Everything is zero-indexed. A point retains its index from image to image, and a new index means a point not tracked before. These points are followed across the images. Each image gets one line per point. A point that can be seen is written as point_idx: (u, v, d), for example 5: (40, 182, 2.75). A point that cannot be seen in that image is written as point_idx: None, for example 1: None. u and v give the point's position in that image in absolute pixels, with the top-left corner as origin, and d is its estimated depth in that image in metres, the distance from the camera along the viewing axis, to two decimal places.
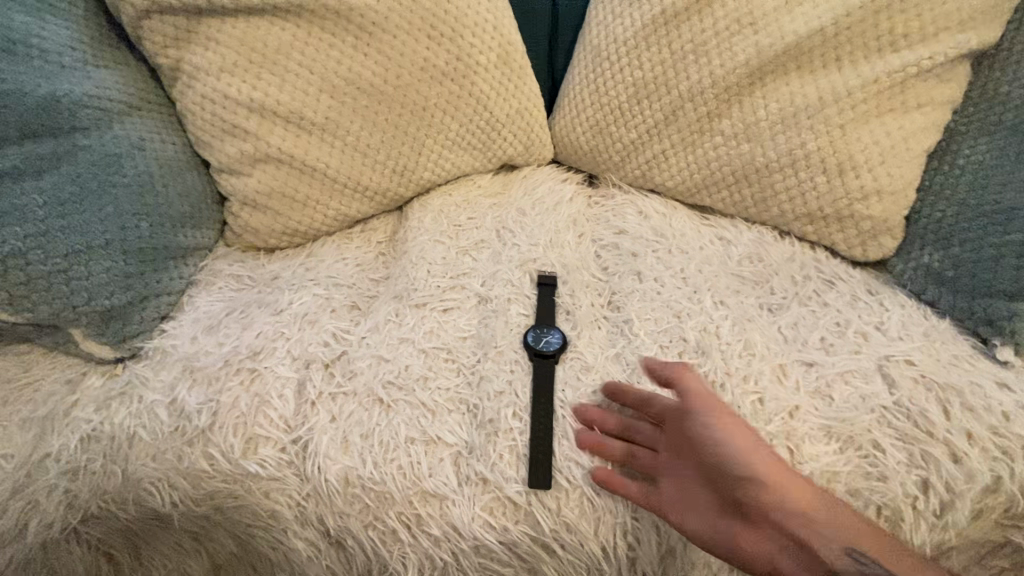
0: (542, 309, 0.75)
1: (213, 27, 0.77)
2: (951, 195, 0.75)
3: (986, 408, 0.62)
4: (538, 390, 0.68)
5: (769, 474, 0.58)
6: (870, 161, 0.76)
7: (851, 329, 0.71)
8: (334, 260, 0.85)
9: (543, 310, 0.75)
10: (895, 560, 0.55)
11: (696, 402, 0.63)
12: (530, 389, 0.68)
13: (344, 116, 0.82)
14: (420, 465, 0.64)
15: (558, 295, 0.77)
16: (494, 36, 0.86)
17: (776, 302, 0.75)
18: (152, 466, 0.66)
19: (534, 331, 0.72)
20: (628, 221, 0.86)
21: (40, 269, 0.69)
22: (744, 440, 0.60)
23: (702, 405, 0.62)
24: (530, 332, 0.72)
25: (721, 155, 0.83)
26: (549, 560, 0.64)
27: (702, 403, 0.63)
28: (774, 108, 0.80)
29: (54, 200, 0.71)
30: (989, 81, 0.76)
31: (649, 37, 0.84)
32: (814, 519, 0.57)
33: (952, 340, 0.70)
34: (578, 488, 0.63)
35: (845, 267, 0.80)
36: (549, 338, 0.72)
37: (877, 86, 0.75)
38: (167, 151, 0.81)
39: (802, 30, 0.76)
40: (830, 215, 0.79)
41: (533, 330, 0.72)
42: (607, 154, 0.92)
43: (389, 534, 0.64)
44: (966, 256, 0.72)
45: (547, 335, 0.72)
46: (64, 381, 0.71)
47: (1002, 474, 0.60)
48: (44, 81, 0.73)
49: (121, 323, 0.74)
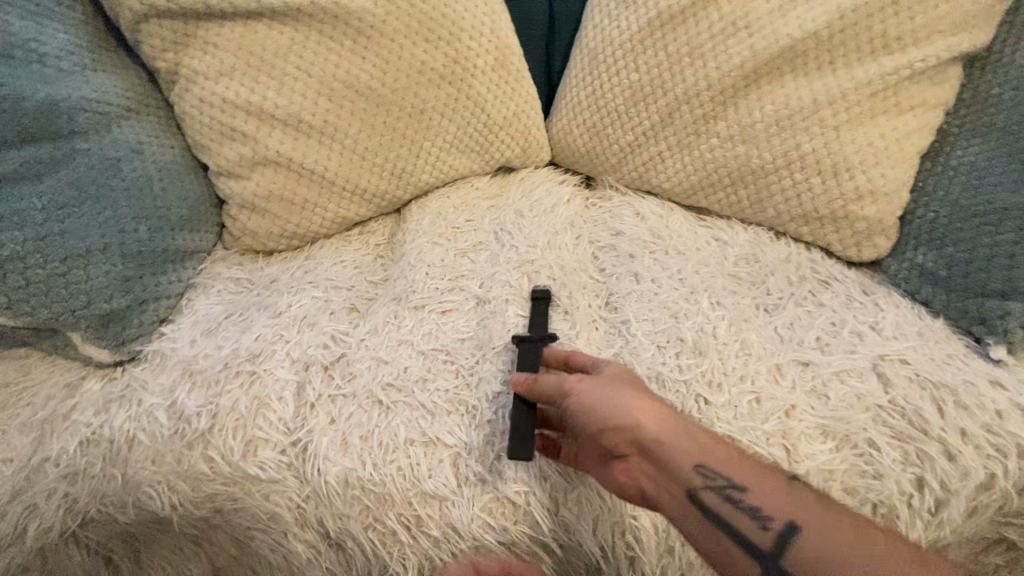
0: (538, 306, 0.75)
1: (211, 31, 0.77)
2: (944, 196, 0.76)
3: (980, 406, 0.63)
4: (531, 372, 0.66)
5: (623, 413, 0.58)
6: (864, 162, 0.77)
7: (846, 329, 0.71)
8: (332, 262, 0.85)
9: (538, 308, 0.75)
10: (731, 460, 0.58)
11: (551, 382, 0.61)
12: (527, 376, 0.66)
13: (342, 119, 0.82)
14: (420, 466, 0.64)
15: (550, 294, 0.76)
16: (491, 39, 0.86)
17: (772, 302, 0.76)
18: (152, 469, 0.66)
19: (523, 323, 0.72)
20: (625, 223, 0.87)
21: (40, 273, 0.69)
22: (594, 394, 0.60)
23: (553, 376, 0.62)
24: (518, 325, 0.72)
25: (717, 156, 0.84)
26: (549, 559, 0.65)
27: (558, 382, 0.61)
28: (769, 110, 0.80)
29: (52, 204, 0.71)
30: (982, 83, 0.77)
31: (645, 40, 0.85)
32: (665, 446, 0.58)
33: (946, 339, 0.70)
34: (576, 489, 0.63)
35: (840, 267, 0.81)
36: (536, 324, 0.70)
37: (871, 88, 0.76)
38: (165, 154, 0.81)
39: (796, 33, 0.77)
40: (825, 216, 0.80)
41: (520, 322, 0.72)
42: (604, 156, 0.92)
43: (389, 536, 0.64)
44: (960, 256, 0.73)
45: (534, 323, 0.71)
46: (63, 386, 0.71)
47: (995, 471, 0.60)
48: (42, 86, 0.73)
49: (121, 326, 0.74)
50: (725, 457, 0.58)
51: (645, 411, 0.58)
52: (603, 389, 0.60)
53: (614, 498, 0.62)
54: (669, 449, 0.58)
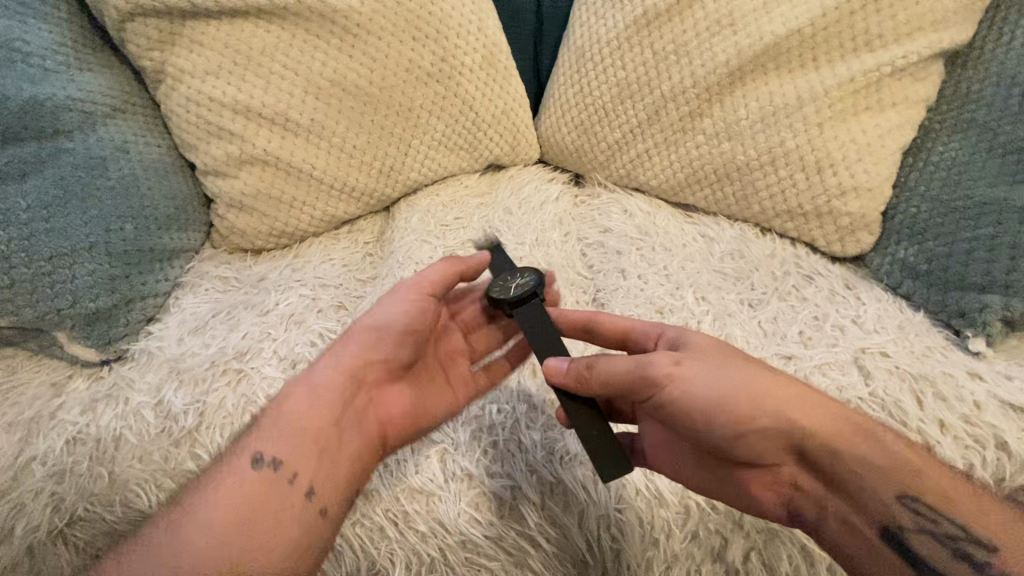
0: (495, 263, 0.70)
1: (198, 30, 0.77)
2: (925, 191, 0.77)
3: (958, 397, 0.64)
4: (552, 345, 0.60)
5: (754, 407, 0.53)
6: (847, 158, 0.78)
7: (828, 323, 0.72)
8: (321, 261, 0.85)
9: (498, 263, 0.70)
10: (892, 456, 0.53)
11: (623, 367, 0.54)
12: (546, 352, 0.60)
13: (330, 117, 0.82)
14: (406, 462, 0.66)
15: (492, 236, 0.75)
16: (479, 37, 0.87)
17: (756, 297, 0.76)
18: (139, 468, 0.66)
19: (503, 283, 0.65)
20: (612, 220, 0.87)
21: (25, 273, 0.69)
22: (702, 382, 0.53)
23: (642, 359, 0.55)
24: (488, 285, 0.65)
25: (702, 154, 0.85)
26: (536, 553, 0.63)
27: (653, 368, 0.54)
28: (754, 107, 0.81)
29: (37, 202, 0.71)
30: (962, 79, 0.78)
31: (631, 38, 0.85)
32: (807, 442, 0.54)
33: (927, 332, 0.71)
34: (561, 483, 0.64)
35: (824, 263, 0.82)
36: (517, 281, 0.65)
37: (853, 85, 0.77)
38: (152, 153, 0.81)
39: (779, 31, 0.77)
40: (809, 212, 0.81)
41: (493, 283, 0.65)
42: (593, 154, 0.93)
43: (377, 531, 0.64)
44: (940, 250, 0.74)
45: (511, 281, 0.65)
46: (48, 385, 0.71)
47: (974, 461, 0.61)
48: (27, 85, 0.73)
49: (107, 325, 0.74)
50: (886, 459, 0.53)
51: (773, 397, 0.53)
52: (707, 370, 0.54)
53: (599, 491, 0.63)
54: (789, 431, 0.54)
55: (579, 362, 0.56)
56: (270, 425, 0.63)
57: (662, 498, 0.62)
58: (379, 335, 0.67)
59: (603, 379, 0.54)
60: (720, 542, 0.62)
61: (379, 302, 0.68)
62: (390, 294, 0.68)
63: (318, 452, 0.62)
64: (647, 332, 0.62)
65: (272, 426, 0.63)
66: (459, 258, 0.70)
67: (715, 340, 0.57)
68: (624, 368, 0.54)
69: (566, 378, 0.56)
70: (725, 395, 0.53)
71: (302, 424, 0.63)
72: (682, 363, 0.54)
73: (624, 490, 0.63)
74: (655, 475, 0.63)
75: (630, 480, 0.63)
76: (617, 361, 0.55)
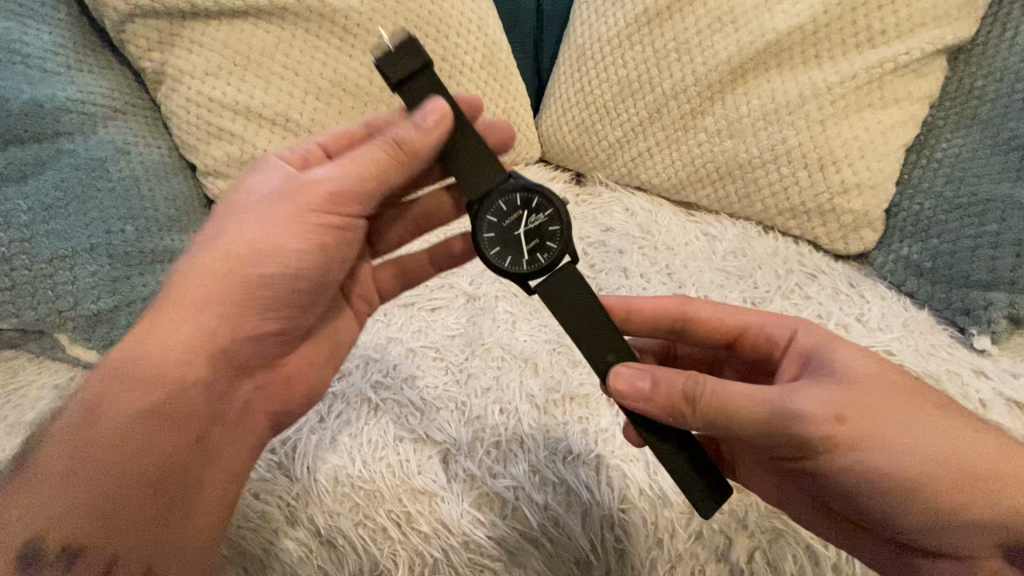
0: (469, 159, 0.56)
1: (197, 30, 0.77)
2: (929, 188, 0.77)
3: (964, 395, 0.64)
4: (606, 346, 0.56)
5: (878, 455, 0.48)
6: (850, 155, 0.77)
7: (832, 321, 0.72)
8: None
9: (481, 163, 0.56)
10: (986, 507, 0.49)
11: (741, 404, 0.48)
12: (602, 355, 0.56)
13: (330, 117, 0.81)
14: (409, 462, 0.65)
15: (411, 68, 0.55)
16: (479, 36, 0.86)
17: (759, 295, 0.76)
18: None
19: (513, 217, 0.55)
20: (615, 218, 0.87)
21: (25, 275, 0.69)
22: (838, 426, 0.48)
23: (787, 404, 0.48)
24: (489, 216, 0.55)
25: (704, 152, 0.84)
26: (537, 554, 0.63)
27: (815, 427, 0.47)
28: (756, 104, 0.80)
29: (37, 204, 0.71)
30: (965, 75, 0.78)
31: (632, 36, 0.84)
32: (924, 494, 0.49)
33: (930, 330, 0.72)
34: (565, 483, 0.63)
35: (828, 260, 0.81)
36: (529, 214, 0.55)
37: (856, 82, 0.77)
38: (152, 154, 0.81)
39: (781, 28, 0.77)
40: (812, 209, 0.80)
41: (490, 210, 0.55)
42: (594, 153, 0.92)
43: (380, 532, 0.63)
44: (944, 247, 0.74)
45: (521, 212, 0.55)
46: (49, 387, 0.71)
47: None
48: (27, 87, 0.74)
49: (108, 328, 0.72)
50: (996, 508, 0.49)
51: (898, 445, 0.49)
52: (846, 408, 0.48)
53: (603, 491, 0.63)
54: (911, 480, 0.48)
55: (683, 393, 0.49)
56: (93, 439, 0.50)
57: (665, 497, 0.63)
58: (254, 296, 0.55)
59: (715, 417, 0.48)
60: (724, 542, 0.62)
61: (261, 231, 0.54)
62: (278, 223, 0.54)
63: (163, 472, 0.52)
64: (767, 331, 0.59)
65: (92, 449, 0.50)
66: (394, 145, 0.53)
67: (875, 373, 0.51)
68: (753, 409, 0.48)
69: (654, 407, 0.50)
70: (851, 440, 0.48)
71: (146, 443, 0.51)
72: (844, 419, 0.48)
73: (628, 489, 0.63)
74: (659, 475, 0.63)
75: (633, 479, 0.63)
76: (748, 398, 0.48)
